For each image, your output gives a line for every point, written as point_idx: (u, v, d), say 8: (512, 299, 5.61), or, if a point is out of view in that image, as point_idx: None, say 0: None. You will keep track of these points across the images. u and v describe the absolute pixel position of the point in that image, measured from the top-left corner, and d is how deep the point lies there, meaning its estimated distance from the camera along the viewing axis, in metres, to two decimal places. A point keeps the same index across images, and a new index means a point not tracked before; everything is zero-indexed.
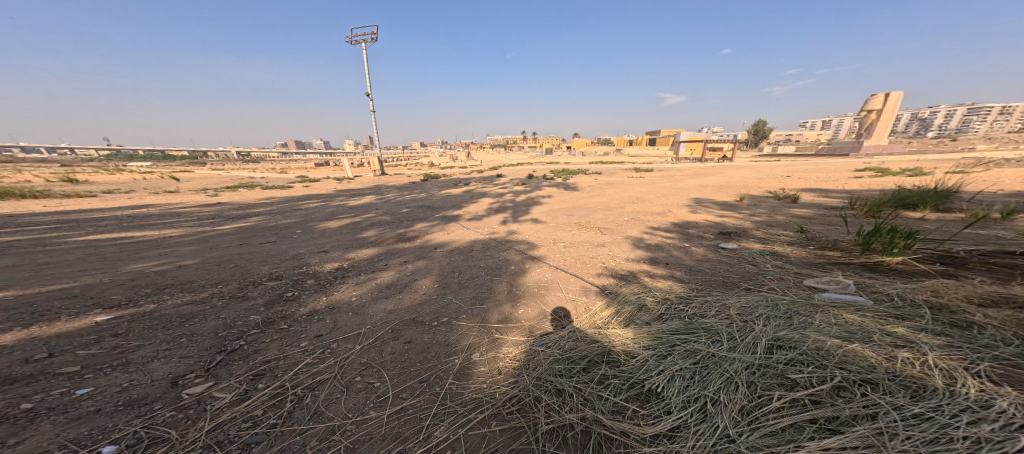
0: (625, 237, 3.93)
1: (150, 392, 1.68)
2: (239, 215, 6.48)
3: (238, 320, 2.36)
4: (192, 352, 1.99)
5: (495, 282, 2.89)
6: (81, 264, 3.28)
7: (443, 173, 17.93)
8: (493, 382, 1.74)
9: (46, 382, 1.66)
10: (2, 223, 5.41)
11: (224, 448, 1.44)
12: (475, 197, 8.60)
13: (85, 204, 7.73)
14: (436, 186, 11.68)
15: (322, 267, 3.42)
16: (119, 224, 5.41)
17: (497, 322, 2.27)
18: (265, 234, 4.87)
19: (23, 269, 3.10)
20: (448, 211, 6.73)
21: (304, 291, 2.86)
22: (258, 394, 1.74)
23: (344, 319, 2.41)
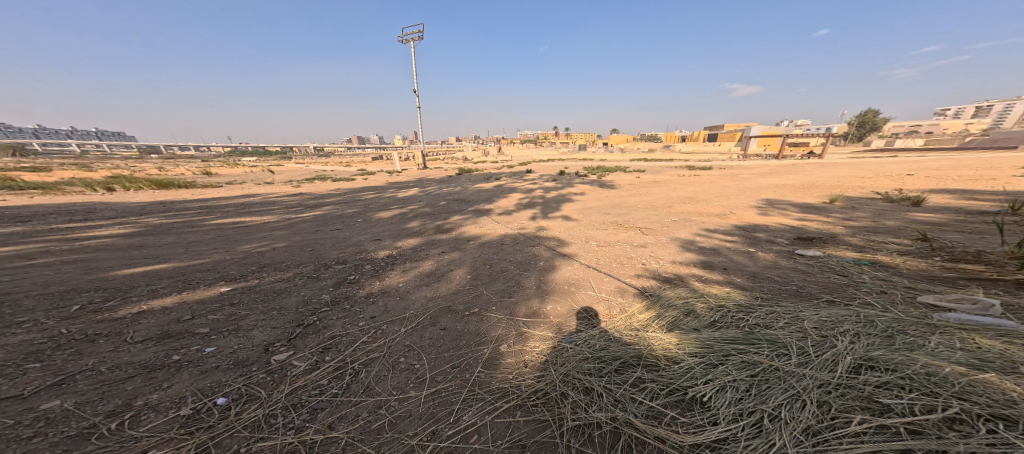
0: (672, 237, 3.64)
1: (251, 355, 2.09)
2: (315, 205, 7.65)
3: (313, 297, 2.81)
4: (280, 324, 2.42)
5: (529, 277, 2.93)
6: (208, 243, 4.23)
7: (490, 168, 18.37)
8: (520, 375, 1.77)
9: (188, 339, 2.19)
10: (165, 207, 7.28)
11: (297, 409, 1.71)
12: (506, 192, 8.89)
13: (216, 193, 9.96)
14: (481, 180, 12.04)
15: (377, 254, 3.86)
16: (232, 211, 6.78)
17: (526, 316, 2.30)
18: (335, 222, 5.65)
19: (174, 245, 4.12)
20: (487, 205, 6.94)
21: (362, 275, 3.27)
22: (325, 365, 2.02)
23: (393, 303, 2.68)
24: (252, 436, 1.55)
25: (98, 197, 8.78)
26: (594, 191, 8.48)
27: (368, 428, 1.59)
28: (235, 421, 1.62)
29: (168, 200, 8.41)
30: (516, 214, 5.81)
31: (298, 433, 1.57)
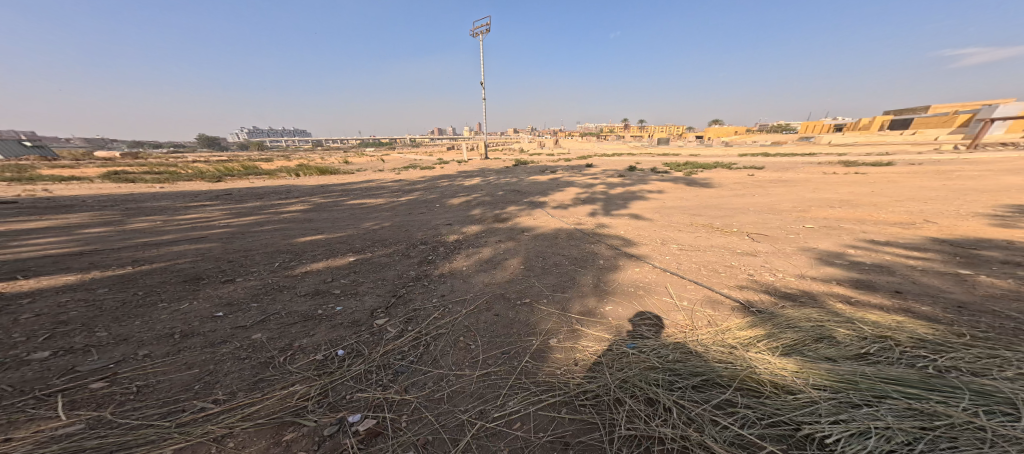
0: (769, 263, 3.14)
1: (359, 317, 2.55)
2: (408, 194, 10.04)
3: (404, 273, 3.44)
4: (379, 294, 2.93)
5: (586, 280, 3.02)
6: (343, 223, 5.77)
7: (572, 164, 18.40)
8: (565, 372, 1.76)
9: (326, 297, 2.87)
10: (325, 190, 10.53)
11: (384, 368, 1.97)
12: (561, 187, 9.96)
13: (352, 180, 13.54)
14: (560, 178, 12.27)
15: (448, 238, 4.94)
16: (358, 198, 8.99)
17: (578, 315, 2.40)
18: (422, 215, 6.95)
19: (323, 222, 5.82)
20: (561, 208, 7.15)
21: (437, 256, 4.01)
22: (407, 334, 2.30)
23: (458, 285, 3.10)
24: (357, 385, 1.84)
25: (294, 183, 12.62)
26: (679, 196, 7.77)
27: (432, 396, 1.70)
28: (345, 371, 1.96)
29: (327, 187, 11.46)
30: (587, 219, 5.87)
31: (384, 390, 1.79)
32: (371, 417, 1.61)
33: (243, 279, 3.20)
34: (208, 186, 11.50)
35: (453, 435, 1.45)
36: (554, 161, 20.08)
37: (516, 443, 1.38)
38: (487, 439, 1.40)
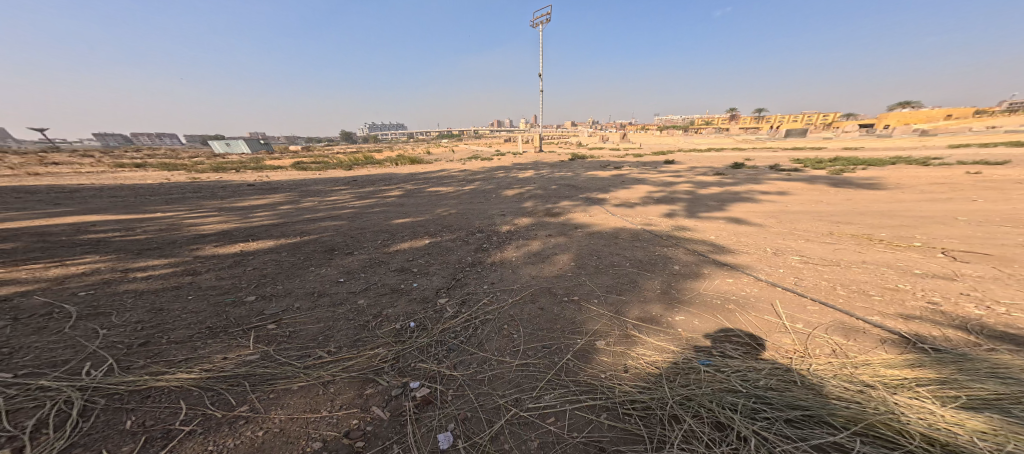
0: (873, 291, 2.92)
1: (426, 296, 3.15)
2: (477, 181, 11.07)
3: (462, 258, 4.11)
4: (443, 276, 3.58)
5: (655, 287, 3.21)
6: (423, 212, 6.79)
7: (663, 158, 17.56)
8: (610, 377, 2.02)
9: (401, 275, 3.65)
10: (425, 177, 12.46)
11: (440, 343, 2.40)
12: (631, 183, 9.83)
13: (444, 168, 15.49)
14: (646, 173, 11.93)
15: (501, 228, 5.41)
16: (434, 187, 10.17)
17: (635, 320, 2.63)
18: (482, 204, 7.41)
19: (406, 211, 6.89)
20: (642, 204, 7.11)
21: (492, 244, 4.60)
22: (459, 316, 2.76)
23: (507, 274, 3.58)
24: (423, 356, 2.27)
25: (407, 171, 14.93)
26: (791, 201, 7.11)
27: (477, 375, 2.05)
28: (412, 341, 2.44)
29: (412, 176, 13.13)
30: (670, 219, 5.82)
31: (438, 364, 2.18)
32: (426, 386, 1.98)
33: (355, 253, 4.37)
34: (346, 174, 14.93)
35: (490, 416, 1.73)
36: (640, 155, 19.39)
37: (549, 437, 1.60)
38: (518, 424, 1.68)
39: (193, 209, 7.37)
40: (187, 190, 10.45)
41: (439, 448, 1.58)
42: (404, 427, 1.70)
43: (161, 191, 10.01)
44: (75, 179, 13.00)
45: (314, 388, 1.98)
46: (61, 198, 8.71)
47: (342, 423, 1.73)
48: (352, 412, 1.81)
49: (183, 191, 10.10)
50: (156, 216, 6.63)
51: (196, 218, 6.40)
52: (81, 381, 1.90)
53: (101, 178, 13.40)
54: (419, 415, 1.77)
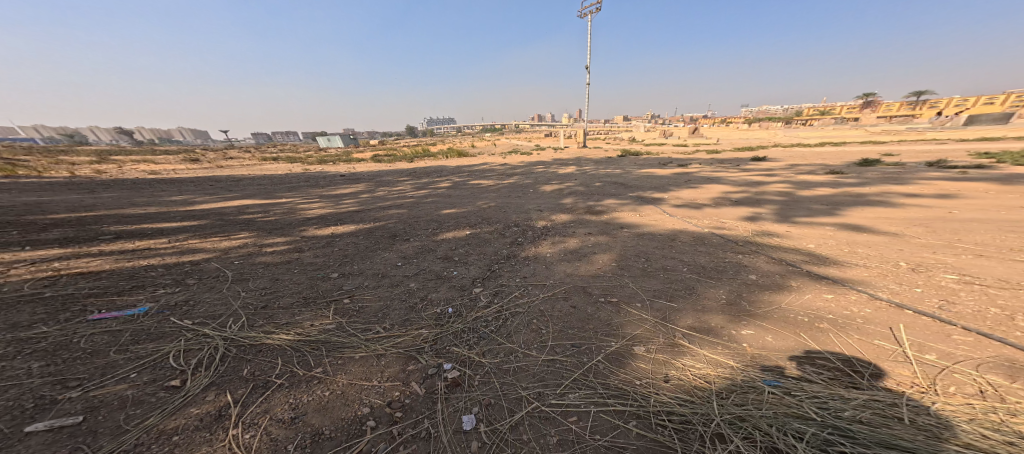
0: (1015, 324, 2.35)
1: (464, 284, 3.29)
2: (525, 175, 11.12)
3: (497, 250, 4.21)
4: (479, 267, 3.70)
5: (719, 296, 2.95)
6: (467, 203, 7.04)
7: (748, 155, 15.70)
8: (644, 384, 1.94)
9: (440, 262, 3.86)
10: (490, 170, 12.91)
11: (472, 330, 2.52)
12: (701, 183, 9.06)
13: (507, 162, 15.90)
14: (726, 172, 10.79)
15: (537, 223, 5.40)
16: (474, 180, 10.48)
17: (687, 330, 2.47)
18: (519, 198, 7.45)
19: (452, 202, 7.20)
20: (719, 206, 6.48)
21: (527, 239, 4.64)
22: (492, 306, 2.86)
23: (541, 270, 3.62)
24: (456, 340, 2.39)
25: (475, 163, 15.53)
26: (949, 208, 5.78)
27: (505, 364, 2.13)
28: (449, 325, 2.59)
29: (458, 168, 13.69)
30: (752, 224, 5.24)
31: (469, 349, 2.29)
32: (456, 369, 2.09)
33: (411, 240, 4.70)
34: (420, 165, 16.16)
35: (512, 406, 1.80)
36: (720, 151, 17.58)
37: (568, 435, 1.62)
38: (538, 418, 1.71)
39: (301, 195, 8.70)
40: (301, 178, 12.36)
41: (463, 428, 1.67)
42: (435, 404, 1.82)
43: (285, 179, 12.05)
44: (220, 169, 16.16)
45: (368, 360, 2.21)
46: (227, 183, 11.14)
47: (386, 393, 1.91)
48: (396, 384, 1.99)
49: (299, 179, 12.00)
50: (278, 199, 8.02)
51: (303, 203, 7.56)
52: (225, 332, 2.48)
53: (235, 169, 16.41)
54: (448, 395, 1.88)
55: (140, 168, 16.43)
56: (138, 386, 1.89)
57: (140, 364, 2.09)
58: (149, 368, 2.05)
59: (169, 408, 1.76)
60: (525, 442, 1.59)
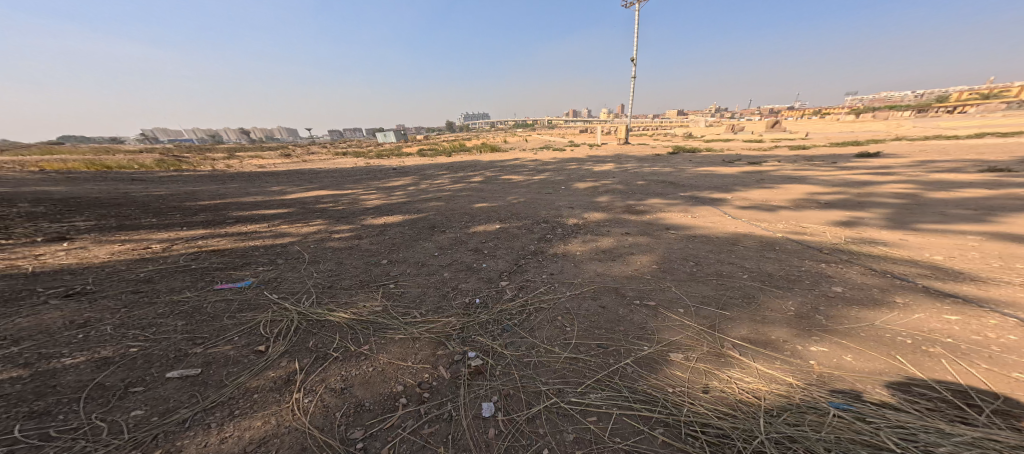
0: None
1: (491, 277, 3.37)
2: (559, 171, 10.97)
3: (524, 246, 4.24)
4: (507, 261, 3.77)
5: (787, 308, 2.67)
6: (497, 198, 7.14)
7: (829, 151, 13.79)
8: (678, 393, 1.86)
9: (469, 254, 3.98)
10: (537, 165, 12.83)
11: (496, 322, 2.60)
12: (774, 183, 8.14)
13: (552, 157, 15.69)
14: (800, 171, 9.62)
15: (567, 221, 5.33)
16: (507, 175, 10.54)
17: (739, 341, 2.29)
18: (549, 195, 7.39)
19: (484, 196, 7.32)
20: (790, 209, 5.80)
21: (556, 236, 4.62)
22: (515, 300, 2.92)
23: (568, 267, 3.60)
24: (482, 331, 2.48)
25: (521, 158, 15.63)
26: None
27: (528, 358, 2.18)
28: (475, 316, 2.68)
29: (491, 163, 13.92)
30: (842, 230, 4.59)
31: (492, 340, 2.38)
32: (479, 358, 2.19)
33: (447, 232, 4.88)
34: (469, 159, 16.55)
35: (531, 399, 1.84)
36: (792, 148, 15.68)
37: (586, 435, 1.62)
38: (556, 414, 1.73)
39: (362, 187, 9.47)
40: (361, 171, 13.35)
41: (481, 414, 1.74)
42: (458, 389, 1.92)
43: (349, 173, 13.12)
44: (291, 164, 18.01)
45: (404, 342, 2.37)
46: (304, 175, 12.46)
47: (417, 374, 2.04)
48: (426, 366, 2.11)
49: (359, 172, 12.98)
50: (344, 191, 8.83)
51: (363, 194, 8.22)
52: (299, 307, 2.85)
53: (302, 163, 18.17)
54: (470, 382, 1.98)
55: (228, 162, 18.87)
56: (237, 348, 2.27)
57: (240, 329, 2.50)
58: (247, 334, 2.44)
59: (255, 369, 2.07)
60: (540, 435, 1.61)
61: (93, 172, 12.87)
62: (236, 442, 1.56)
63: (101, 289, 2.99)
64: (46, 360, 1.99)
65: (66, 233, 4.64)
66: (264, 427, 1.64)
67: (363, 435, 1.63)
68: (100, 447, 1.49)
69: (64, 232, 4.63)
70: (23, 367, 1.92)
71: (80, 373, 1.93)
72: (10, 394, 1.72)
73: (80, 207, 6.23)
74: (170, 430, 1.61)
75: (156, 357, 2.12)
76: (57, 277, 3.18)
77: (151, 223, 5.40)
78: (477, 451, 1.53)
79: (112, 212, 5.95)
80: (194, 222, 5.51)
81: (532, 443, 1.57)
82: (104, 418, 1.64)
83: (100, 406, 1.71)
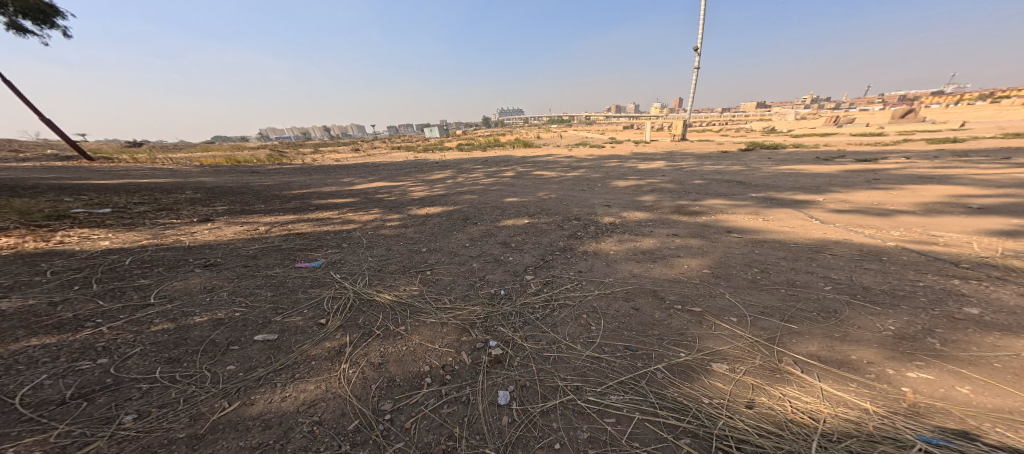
0: None
1: (516, 270, 3.42)
2: (600, 168, 10.66)
3: (552, 242, 4.22)
4: (533, 255, 3.80)
5: (883, 327, 2.32)
6: (528, 193, 7.15)
7: (941, 149, 11.66)
8: (715, 405, 1.76)
9: (497, 247, 4.06)
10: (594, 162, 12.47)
11: (518, 315, 2.65)
12: (890, 184, 6.97)
13: (601, 153, 15.20)
14: (898, 171, 8.28)
15: (602, 219, 5.18)
16: (538, 171, 10.45)
17: (804, 357, 2.07)
18: (581, 192, 7.23)
19: (514, 191, 7.34)
20: (908, 214, 4.99)
21: (587, 234, 4.53)
22: (540, 294, 2.95)
23: (599, 266, 3.52)
24: (504, 322, 2.55)
25: (565, 153, 15.37)
26: None
27: (550, 353, 2.20)
28: (499, 307, 2.76)
29: (524, 158, 13.98)
30: (1005, 241, 3.73)
31: (513, 331, 2.44)
32: (500, 347, 2.25)
33: (477, 224, 5.01)
34: (517, 154, 16.64)
35: (547, 393, 1.86)
36: (887, 146, 13.51)
37: (601, 435, 1.60)
38: (572, 410, 1.74)
39: (410, 179, 9.99)
40: (415, 165, 14.05)
41: (497, 402, 1.80)
42: (477, 375, 2.00)
43: (405, 166, 13.87)
44: (353, 158, 19.54)
45: (434, 326, 2.50)
46: (367, 168, 13.47)
47: (442, 357, 2.15)
48: (451, 350, 2.22)
49: (413, 166, 13.68)
50: (396, 182, 9.40)
51: (412, 186, 8.68)
52: (355, 286, 3.13)
53: (364, 157, 19.64)
54: (490, 369, 2.05)
55: (302, 156, 21.08)
56: (306, 319, 2.56)
57: (309, 303, 2.81)
58: (314, 307, 2.75)
59: (316, 339, 2.33)
60: (553, 429, 1.63)
61: (208, 164, 15.19)
62: (293, 401, 1.77)
63: (226, 262, 3.57)
64: (184, 317, 2.50)
65: (212, 215, 5.55)
66: (315, 391, 1.84)
67: (392, 407, 1.76)
68: (203, 393, 1.79)
69: (210, 215, 5.54)
70: (170, 322, 2.43)
71: (201, 329, 2.37)
72: (161, 341, 2.20)
73: (223, 194, 7.49)
74: (249, 385, 1.87)
75: (250, 321, 2.49)
76: (202, 250, 3.88)
77: (262, 208, 6.22)
78: (489, 437, 1.59)
79: (240, 199, 7.02)
80: (286, 208, 6.29)
81: (544, 436, 1.59)
82: (208, 369, 1.98)
83: (209, 359, 2.08)
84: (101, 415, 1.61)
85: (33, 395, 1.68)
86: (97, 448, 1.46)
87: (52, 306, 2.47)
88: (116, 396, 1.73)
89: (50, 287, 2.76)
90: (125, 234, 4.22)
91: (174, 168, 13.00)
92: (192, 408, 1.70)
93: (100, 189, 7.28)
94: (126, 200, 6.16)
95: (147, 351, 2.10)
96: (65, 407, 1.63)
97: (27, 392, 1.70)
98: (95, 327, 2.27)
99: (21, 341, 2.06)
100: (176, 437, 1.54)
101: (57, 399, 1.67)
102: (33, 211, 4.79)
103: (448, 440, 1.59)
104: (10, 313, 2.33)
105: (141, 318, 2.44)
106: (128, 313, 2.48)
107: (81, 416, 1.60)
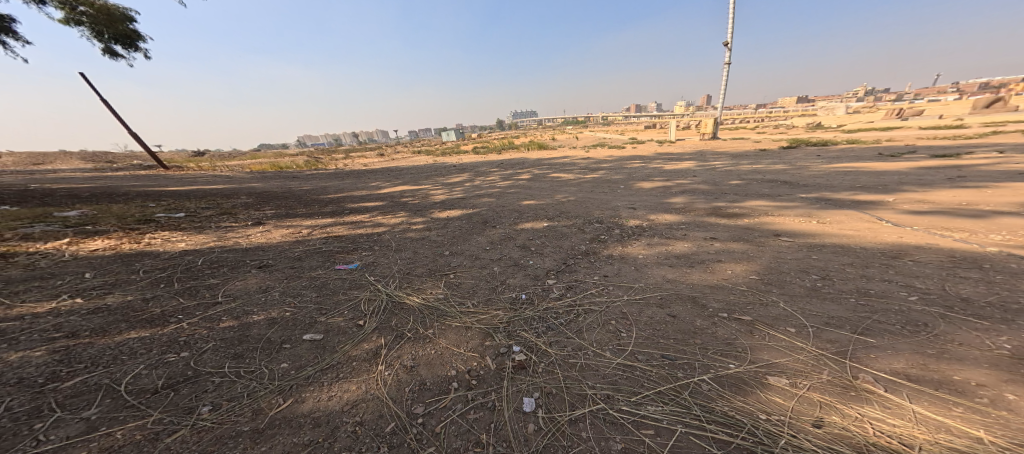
0: None
1: (540, 275, 3.39)
2: (623, 170, 10.38)
3: (575, 246, 4.16)
4: (554, 259, 3.76)
5: (996, 345, 2.02)
6: (547, 196, 7.10)
7: None
8: (776, 422, 1.63)
9: (518, 250, 4.05)
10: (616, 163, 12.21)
11: (546, 319, 2.64)
12: (976, 183, 6.16)
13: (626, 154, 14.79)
14: (984, 168, 7.34)
15: (627, 222, 5.03)
16: (557, 173, 10.34)
17: (887, 375, 1.87)
18: (604, 194, 7.06)
19: (535, 194, 7.29)
20: (1009, 216, 4.35)
21: (610, 237, 4.41)
22: (564, 299, 2.91)
23: (627, 271, 3.41)
24: (527, 326, 2.54)
25: (586, 156, 15.05)
26: None
27: (582, 359, 2.16)
28: (521, 311, 2.76)
29: (544, 161, 13.91)
30: None
31: (537, 337, 2.42)
32: (524, 353, 2.25)
33: (496, 227, 5.04)
34: (539, 155, 16.62)
35: (576, 401, 1.83)
36: (965, 139, 11.94)
37: (641, 446, 1.55)
38: (603, 420, 1.69)
39: (432, 183, 10.22)
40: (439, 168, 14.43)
41: (523, 409, 1.80)
42: (502, 381, 2.01)
43: (429, 169, 14.35)
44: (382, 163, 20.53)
45: (459, 329, 2.55)
46: (394, 172, 14.08)
47: (468, 362, 2.19)
48: (475, 355, 2.25)
49: (435, 169, 14.11)
50: (419, 186, 9.64)
51: (434, 189, 8.94)
52: (385, 289, 3.27)
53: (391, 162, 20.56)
54: (514, 375, 2.05)
55: None
56: (346, 320, 2.71)
57: (348, 304, 2.96)
58: (353, 308, 2.89)
59: (356, 339, 2.45)
60: (584, 439, 1.60)
61: (254, 170, 16.62)
62: (338, 401, 1.87)
63: (275, 263, 3.86)
64: (245, 315, 2.73)
65: (260, 219, 6.03)
66: (357, 392, 1.93)
67: (424, 411, 1.81)
68: (263, 389, 1.94)
69: (259, 218, 6.03)
70: (234, 319, 2.66)
71: (259, 328, 2.57)
72: (228, 338, 2.41)
73: (267, 198, 8.14)
74: (300, 383, 2.00)
75: (299, 321, 2.67)
76: (256, 252, 4.21)
77: (301, 212, 6.68)
78: (517, 445, 1.58)
79: (282, 203, 7.57)
80: (324, 212, 6.67)
81: (573, 446, 1.57)
82: (265, 366, 2.13)
83: (265, 355, 2.25)
84: (185, 405, 1.79)
85: (134, 383, 1.91)
86: (183, 436, 1.61)
87: (145, 303, 2.80)
88: (195, 388, 1.92)
89: (142, 284, 3.13)
90: (196, 236, 4.71)
91: (228, 174, 14.34)
92: (254, 402, 1.85)
93: (172, 195, 8.21)
94: (192, 205, 6.88)
95: (218, 346, 2.32)
96: (157, 396, 1.83)
97: (129, 379, 1.94)
98: (178, 323, 2.54)
99: (122, 333, 2.35)
100: (242, 430, 1.66)
101: (151, 388, 1.89)
102: (125, 215, 5.48)
103: (477, 446, 1.60)
104: (114, 307, 2.67)
105: (212, 315, 2.70)
106: (203, 310, 2.75)
107: (169, 405, 1.79)
